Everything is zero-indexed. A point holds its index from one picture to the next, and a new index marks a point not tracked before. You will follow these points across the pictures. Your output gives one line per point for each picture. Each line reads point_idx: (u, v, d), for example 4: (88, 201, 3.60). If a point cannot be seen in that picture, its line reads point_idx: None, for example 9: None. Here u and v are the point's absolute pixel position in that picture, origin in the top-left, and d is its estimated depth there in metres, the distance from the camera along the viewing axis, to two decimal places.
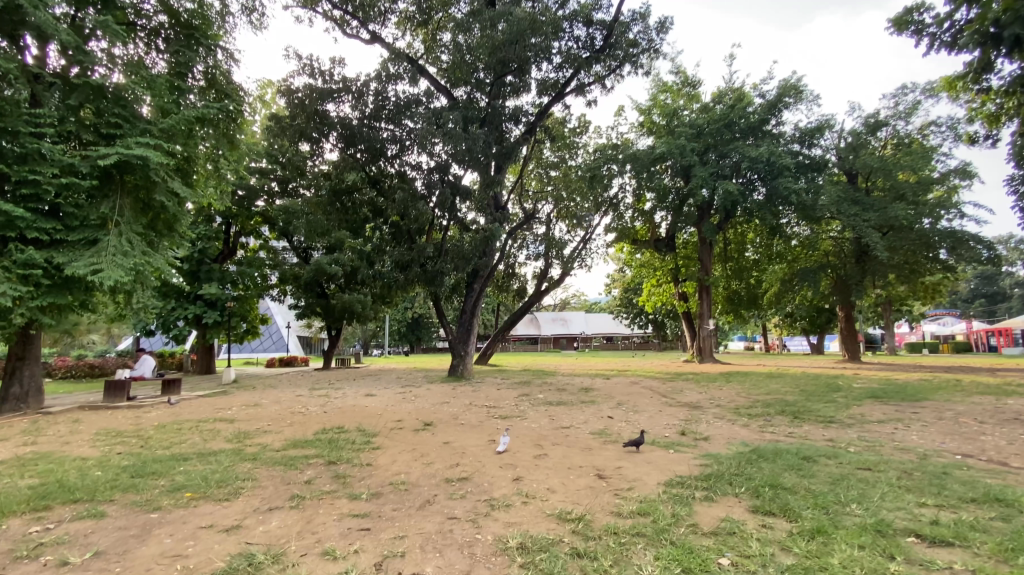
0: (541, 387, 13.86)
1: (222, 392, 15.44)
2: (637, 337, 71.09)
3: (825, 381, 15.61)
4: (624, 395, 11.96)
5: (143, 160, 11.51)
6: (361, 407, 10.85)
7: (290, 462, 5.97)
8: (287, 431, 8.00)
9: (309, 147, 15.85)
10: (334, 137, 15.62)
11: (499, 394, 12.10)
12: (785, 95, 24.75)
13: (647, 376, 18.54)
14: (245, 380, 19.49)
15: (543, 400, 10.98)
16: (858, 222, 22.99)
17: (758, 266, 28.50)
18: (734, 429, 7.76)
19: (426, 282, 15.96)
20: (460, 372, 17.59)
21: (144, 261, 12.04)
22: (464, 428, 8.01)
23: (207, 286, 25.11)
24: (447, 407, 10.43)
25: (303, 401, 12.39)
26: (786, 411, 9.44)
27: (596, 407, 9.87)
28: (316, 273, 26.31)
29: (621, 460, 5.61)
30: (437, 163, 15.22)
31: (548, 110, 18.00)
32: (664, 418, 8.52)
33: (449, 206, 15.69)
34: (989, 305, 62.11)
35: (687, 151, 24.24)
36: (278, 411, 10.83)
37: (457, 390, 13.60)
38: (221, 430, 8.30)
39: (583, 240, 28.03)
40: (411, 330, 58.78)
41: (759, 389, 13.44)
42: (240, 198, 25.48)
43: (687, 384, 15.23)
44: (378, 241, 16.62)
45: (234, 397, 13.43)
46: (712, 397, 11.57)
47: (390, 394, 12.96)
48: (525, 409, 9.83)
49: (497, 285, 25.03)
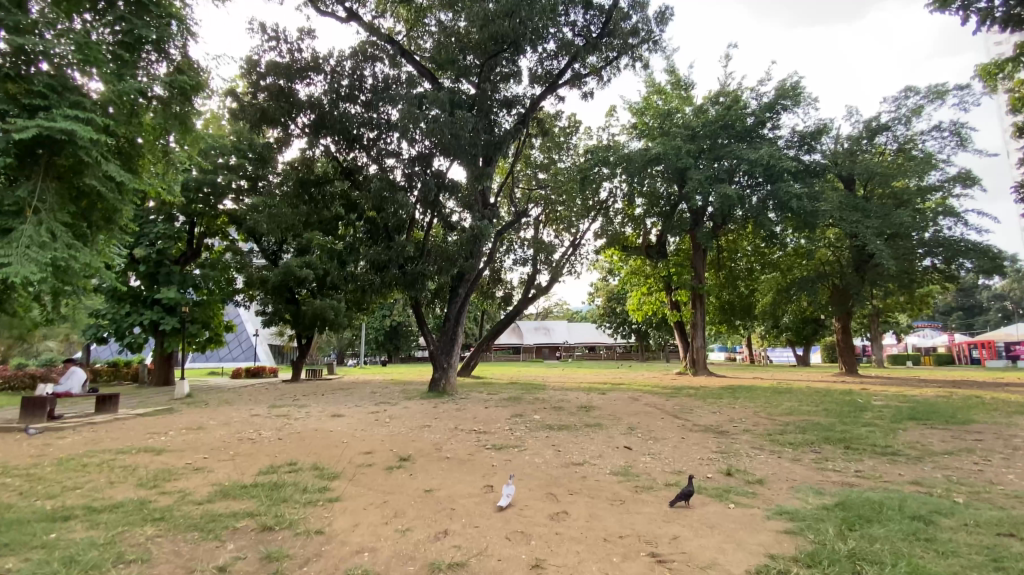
0: (535, 405, 12.28)
1: (169, 409, 13.51)
2: (619, 347, 70.00)
3: (839, 397, 14.38)
4: (631, 416, 10.47)
5: (71, 136, 9.72)
6: (325, 432, 9.14)
7: (212, 524, 4.30)
8: (223, 471, 6.27)
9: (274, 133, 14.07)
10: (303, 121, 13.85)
11: (488, 415, 10.48)
12: (783, 97, 23.84)
13: (645, 390, 17.09)
14: (201, 394, 17.49)
15: (540, 423, 9.42)
16: (861, 229, 21.95)
17: (752, 275, 27.46)
18: (785, 466, 6.30)
19: (406, 286, 14.30)
20: (442, 386, 15.90)
21: (70, 256, 10.12)
22: (451, 465, 6.41)
23: (165, 289, 22.98)
24: (428, 431, 8.80)
25: (258, 422, 10.58)
26: (829, 438, 8.02)
27: (606, 434, 8.34)
28: (284, 277, 24.40)
29: (672, 525, 4.09)
30: (420, 152, 13.66)
31: (541, 101, 16.57)
32: (693, 450, 7.01)
33: (433, 200, 14.13)
34: (965, 317, 62.45)
35: (684, 153, 22.97)
36: (226, 436, 9.06)
37: (438, 408, 11.95)
38: (141, 467, 6.56)
39: (572, 245, 26.70)
40: (389, 339, 56.74)
41: (776, 408, 12.10)
42: (203, 196, 23.48)
43: (694, 401, 13.80)
44: (353, 240, 14.92)
45: (179, 417, 11.57)
46: (734, 420, 10.10)
47: (361, 414, 11.23)
48: (522, 436, 8.25)
49: (481, 292, 23.42)
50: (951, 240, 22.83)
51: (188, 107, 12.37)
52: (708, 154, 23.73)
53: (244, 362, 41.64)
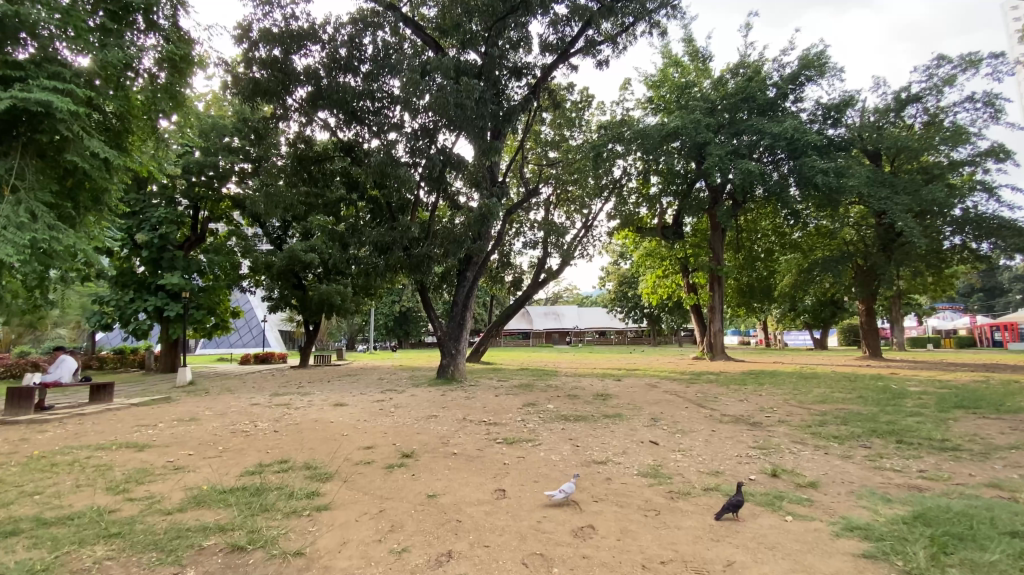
0: (548, 393, 11.58)
1: (167, 398, 12.97)
2: (630, 332, 69.16)
3: (870, 383, 13.53)
4: (652, 405, 9.74)
5: (47, 106, 9.12)
6: (323, 424, 8.52)
7: (176, 542, 3.66)
8: (203, 472, 5.64)
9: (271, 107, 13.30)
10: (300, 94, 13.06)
11: (499, 404, 9.80)
12: (807, 68, 22.62)
13: (662, 375, 16.34)
14: (204, 382, 17.00)
15: (555, 413, 8.72)
16: (890, 206, 20.86)
17: (771, 256, 26.47)
18: (836, 463, 5.57)
19: (411, 268, 13.62)
20: (450, 372, 15.27)
21: (49, 238, 9.42)
22: (459, 463, 5.74)
23: (168, 275, 22.45)
24: (433, 422, 8.14)
25: (255, 412, 9.99)
26: (877, 430, 7.24)
27: (627, 425, 7.64)
28: (289, 261, 23.82)
29: (724, 546, 3.38)
30: (424, 126, 12.89)
31: (553, 72, 15.65)
32: (728, 446, 6.27)
33: (439, 177, 13.38)
34: (986, 299, 60.70)
35: (702, 127, 21.92)
36: (218, 428, 8.46)
37: (446, 396, 11.28)
38: (116, 466, 5.95)
39: (584, 226, 25.82)
40: (399, 324, 56.40)
41: (806, 394, 11.30)
42: (204, 180, 22.89)
43: (715, 387, 13.04)
44: (355, 221, 14.21)
45: (175, 407, 11.03)
46: (764, 408, 9.32)
47: (364, 403, 10.60)
48: (535, 428, 7.56)
49: (490, 276, 22.71)
50: (986, 216, 21.65)
51: (180, 82, 11.76)
52: (727, 128, 22.67)
53: (253, 349, 41.39)
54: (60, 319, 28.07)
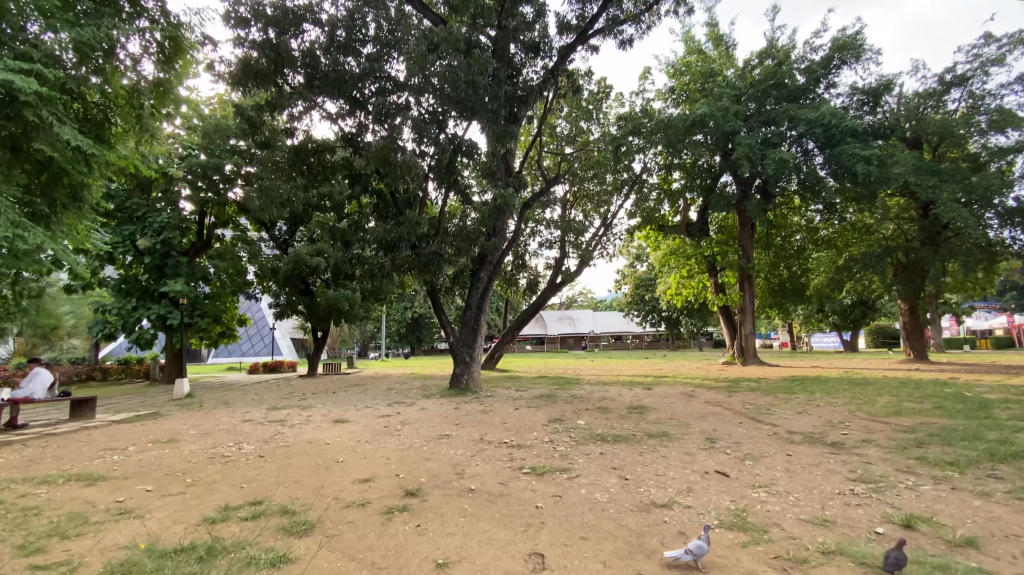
0: (575, 405, 10.26)
1: (155, 413, 11.83)
2: (647, 335, 67.62)
3: (936, 390, 11.99)
4: (699, 420, 8.37)
5: (9, 88, 8.07)
6: (317, 446, 7.29)
7: None
8: (151, 520, 4.42)
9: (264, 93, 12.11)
10: (295, 78, 11.85)
11: (522, 420, 8.49)
12: (841, 51, 21.17)
13: (696, 383, 14.91)
14: (202, 394, 15.92)
15: (588, 431, 7.41)
16: (939, 195, 19.35)
17: (803, 254, 24.88)
18: (983, 508, 4.19)
19: (420, 268, 12.37)
20: (464, 383, 14.03)
21: (13, 236, 8.36)
22: (478, 505, 4.47)
23: (172, 282, 21.49)
24: (446, 445, 6.87)
25: (244, 431, 8.80)
26: (997, 453, 5.83)
27: (678, 448, 6.31)
28: (295, 266, 22.76)
29: None
30: (432, 111, 11.73)
31: (571, 55, 14.40)
32: (821, 480, 4.92)
33: (449, 167, 12.17)
34: (1022, 297, 57.86)
35: (731, 114, 20.60)
36: (196, 452, 7.27)
37: (460, 409, 10.01)
38: (49, 510, 4.77)
39: (603, 225, 24.53)
40: (411, 331, 55.51)
41: (872, 405, 9.84)
42: (206, 186, 22.01)
43: (762, 397, 11.60)
44: (357, 218, 13.03)
45: (158, 424, 9.88)
46: (835, 424, 7.90)
47: (368, 419, 9.37)
48: (569, 451, 6.25)
49: (504, 278, 21.57)
50: None
51: (175, 75, 10.79)
52: (756, 116, 21.28)
53: (264, 357, 40.63)
54: (71, 330, 27.48)
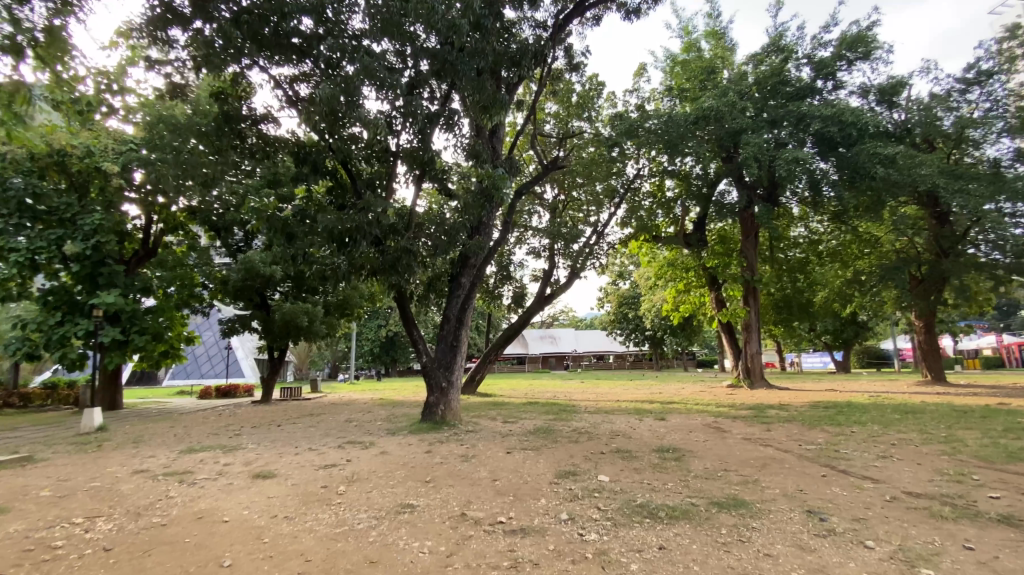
0: (584, 447, 7.84)
1: (30, 457, 8.93)
2: (630, 356, 65.74)
3: (1013, 421, 9.92)
4: (767, 473, 6.02)
5: None
6: (207, 528, 4.67)
7: None
8: None
9: (182, 41, 9.31)
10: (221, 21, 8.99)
11: (520, 475, 6.01)
12: (849, 48, 19.65)
13: (715, 412, 12.59)
14: (119, 427, 12.95)
15: (624, 498, 4.97)
16: (967, 200, 17.62)
17: (807, 268, 23.10)
18: None
19: (385, 271, 9.94)
20: (440, 415, 11.50)
21: None
22: None
23: (105, 293, 18.15)
24: (408, 527, 4.36)
25: (120, 493, 6.09)
26: None
27: (784, 539, 3.89)
28: (247, 275, 19.91)
29: None
30: (402, 69, 9.34)
31: (568, 25, 12.22)
32: None
33: (423, 144, 9.80)
34: (1001, 317, 57.73)
35: (738, 111, 18.67)
36: (9, 538, 4.57)
37: (434, 454, 7.49)
38: None
39: (594, 234, 22.39)
40: (385, 350, 52.46)
41: (967, 444, 7.68)
42: (150, 188, 19.03)
43: (812, 432, 9.31)
44: (305, 207, 10.37)
45: (12, 477, 7.06)
46: (962, 480, 5.63)
47: (306, 471, 6.75)
48: (609, 549, 3.76)
49: (486, 291, 19.04)
50: None
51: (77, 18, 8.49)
52: (763, 114, 19.39)
53: (222, 379, 37.15)
54: None
